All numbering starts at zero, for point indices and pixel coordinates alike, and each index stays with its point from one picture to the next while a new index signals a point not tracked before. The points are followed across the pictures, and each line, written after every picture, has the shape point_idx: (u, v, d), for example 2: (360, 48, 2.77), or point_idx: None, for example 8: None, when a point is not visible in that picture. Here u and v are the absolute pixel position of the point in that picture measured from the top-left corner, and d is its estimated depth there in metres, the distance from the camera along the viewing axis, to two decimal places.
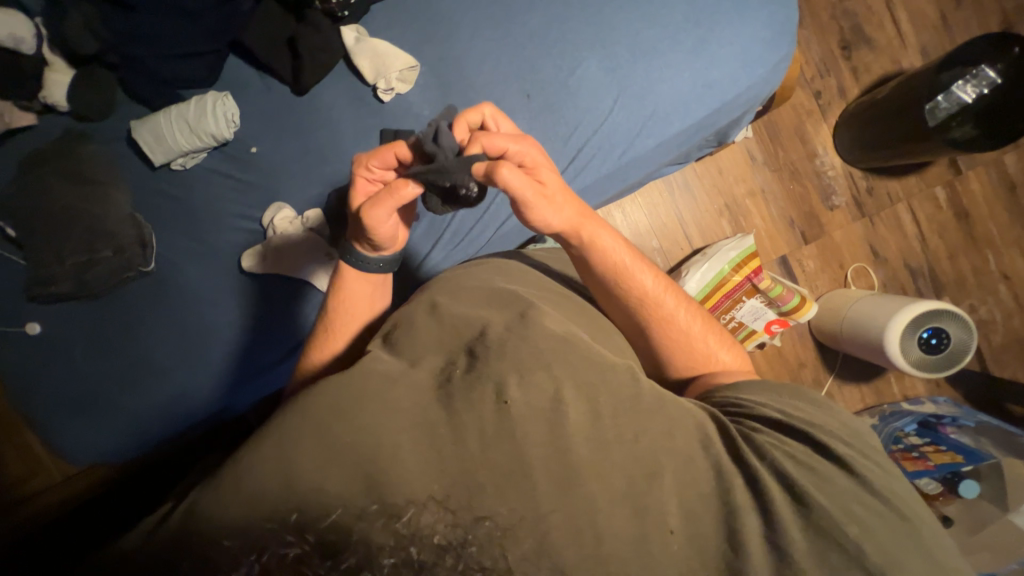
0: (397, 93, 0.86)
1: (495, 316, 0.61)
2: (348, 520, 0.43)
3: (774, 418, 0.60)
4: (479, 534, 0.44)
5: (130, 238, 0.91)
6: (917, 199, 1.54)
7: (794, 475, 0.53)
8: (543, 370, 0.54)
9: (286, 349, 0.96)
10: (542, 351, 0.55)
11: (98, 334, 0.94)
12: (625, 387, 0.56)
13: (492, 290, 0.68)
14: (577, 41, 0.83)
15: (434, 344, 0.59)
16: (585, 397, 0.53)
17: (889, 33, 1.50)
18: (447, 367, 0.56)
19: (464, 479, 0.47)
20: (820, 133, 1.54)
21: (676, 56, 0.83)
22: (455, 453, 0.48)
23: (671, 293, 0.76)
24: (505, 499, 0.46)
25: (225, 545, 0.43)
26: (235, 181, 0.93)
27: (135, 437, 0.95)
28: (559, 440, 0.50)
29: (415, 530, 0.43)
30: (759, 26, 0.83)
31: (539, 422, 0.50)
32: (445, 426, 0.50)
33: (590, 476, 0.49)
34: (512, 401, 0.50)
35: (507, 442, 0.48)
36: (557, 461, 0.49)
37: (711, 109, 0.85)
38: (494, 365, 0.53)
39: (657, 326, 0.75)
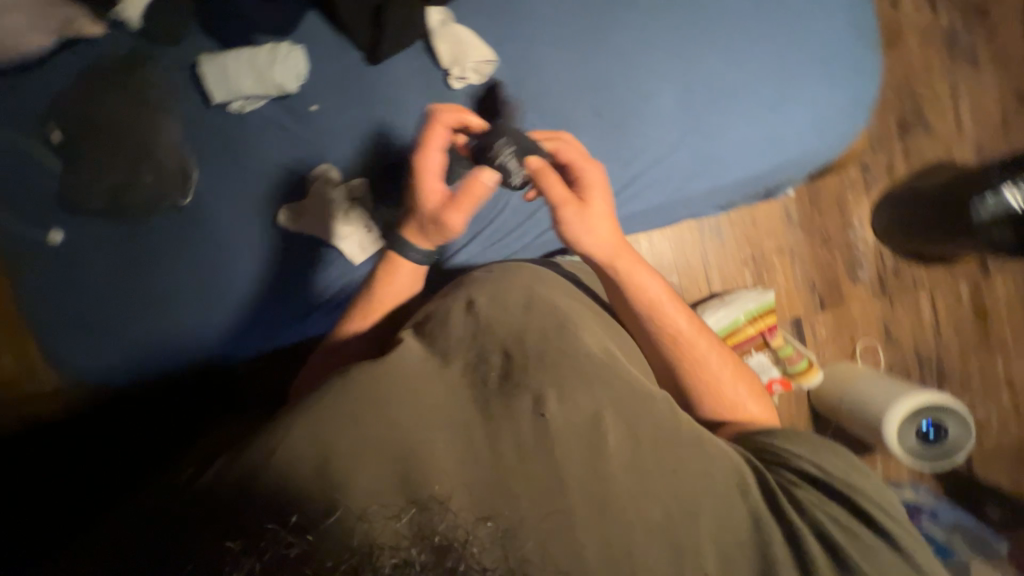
0: (469, 83, 0.86)
1: (532, 322, 0.61)
2: (353, 518, 0.42)
3: (808, 470, 0.61)
4: (484, 540, 0.42)
5: (174, 168, 0.92)
6: (940, 289, 1.55)
7: (825, 526, 0.55)
8: (585, 388, 0.55)
9: (309, 309, 0.96)
10: (582, 372, 0.56)
11: (120, 256, 0.94)
12: (662, 416, 0.56)
13: (532, 293, 0.66)
14: (658, 70, 0.83)
15: (467, 341, 0.59)
16: (624, 424, 0.54)
17: (948, 123, 1.51)
18: (479, 367, 0.56)
19: (496, 486, 0.47)
20: (860, 206, 1.54)
21: (752, 105, 0.83)
22: (489, 455, 0.48)
23: (701, 335, 0.76)
24: (540, 516, 0.46)
25: (225, 548, 0.40)
26: (288, 135, 0.92)
27: (137, 364, 0.94)
28: (597, 461, 0.50)
29: (421, 526, 0.41)
30: (838, 94, 0.83)
31: (577, 440, 0.51)
32: (482, 430, 0.50)
33: (628, 504, 0.49)
34: (550, 413, 0.51)
35: (544, 452, 0.49)
36: (591, 483, 0.49)
37: (773, 164, 0.85)
38: (533, 376, 0.54)
39: (688, 366, 0.75)
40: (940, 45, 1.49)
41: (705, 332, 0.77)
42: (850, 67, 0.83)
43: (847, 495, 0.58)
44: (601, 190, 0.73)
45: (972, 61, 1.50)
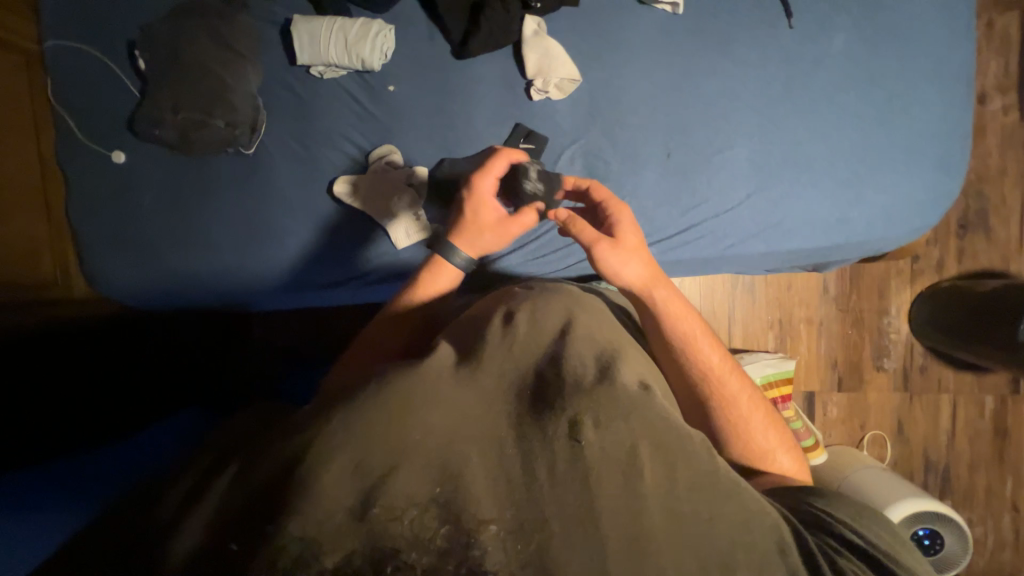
0: (548, 97, 0.86)
1: (570, 344, 0.59)
2: (358, 517, 0.44)
3: (856, 541, 0.57)
4: (483, 545, 0.46)
5: (245, 118, 0.92)
6: (964, 396, 1.51)
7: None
8: (623, 419, 0.52)
9: (344, 279, 0.98)
10: (618, 403, 0.53)
11: (175, 188, 0.96)
12: (702, 464, 0.53)
13: (571, 312, 0.64)
14: (739, 125, 0.82)
15: (501, 352, 0.57)
16: (661, 461, 0.52)
17: (1010, 231, 1.46)
18: (514, 381, 0.56)
19: (525, 504, 0.48)
20: (900, 295, 1.51)
21: (827, 179, 0.81)
22: (522, 476, 0.49)
23: (734, 375, 0.74)
24: (568, 538, 0.47)
25: (228, 549, 0.44)
26: (361, 109, 0.93)
27: (170, 297, 0.97)
28: (635, 499, 0.50)
29: (420, 535, 0.45)
30: (919, 187, 0.81)
31: (613, 471, 0.50)
32: (516, 447, 0.50)
33: (661, 540, 0.49)
34: (587, 443, 0.50)
35: (578, 480, 0.49)
36: (629, 524, 0.49)
37: (833, 243, 0.83)
38: (571, 399, 0.52)
39: (720, 408, 0.72)
40: (1020, 151, 1.44)
41: (738, 373, 0.75)
42: (935, 163, 0.81)
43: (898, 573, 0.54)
44: (631, 230, 0.77)
45: None
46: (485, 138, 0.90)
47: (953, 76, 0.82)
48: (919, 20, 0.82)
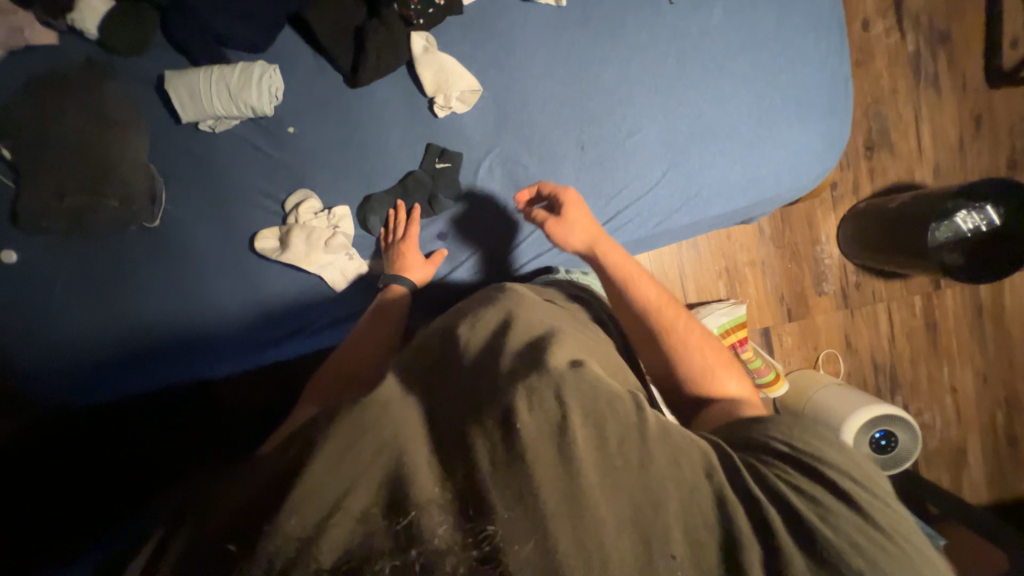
0: (453, 112, 0.85)
1: (508, 343, 0.60)
2: (350, 524, 0.44)
3: (779, 449, 0.57)
4: (485, 545, 0.43)
5: (140, 190, 0.86)
6: (896, 301, 1.65)
7: (811, 515, 0.50)
8: (553, 390, 0.51)
9: (292, 330, 0.93)
10: (550, 376, 0.52)
11: (85, 278, 0.88)
12: (628, 415, 0.53)
13: (510, 314, 0.67)
14: (641, 106, 0.84)
15: (440, 365, 0.59)
16: (591, 424, 0.50)
17: (910, 144, 1.57)
18: (456, 386, 0.55)
19: (482, 490, 0.46)
20: (827, 222, 1.61)
21: (732, 144, 0.85)
22: (472, 468, 0.47)
23: (666, 316, 0.75)
24: (525, 516, 0.45)
25: (227, 550, 0.44)
26: (265, 157, 0.89)
27: (103, 391, 0.88)
28: (568, 472, 0.47)
29: (415, 536, 0.43)
30: (813, 138, 0.86)
31: (545, 445, 0.47)
32: (457, 445, 0.48)
33: (595, 498, 0.46)
34: (524, 426, 0.48)
35: (515, 462, 0.46)
36: (563, 488, 0.46)
37: (750, 202, 0.87)
38: (507, 387, 0.51)
39: (662, 337, 0.75)
40: (907, 69, 1.54)
41: (673, 309, 0.77)
42: (824, 112, 0.86)
43: (831, 474, 0.54)
44: (576, 202, 0.78)
45: (935, 86, 1.56)
46: (401, 164, 0.88)
47: (828, 24, 0.86)
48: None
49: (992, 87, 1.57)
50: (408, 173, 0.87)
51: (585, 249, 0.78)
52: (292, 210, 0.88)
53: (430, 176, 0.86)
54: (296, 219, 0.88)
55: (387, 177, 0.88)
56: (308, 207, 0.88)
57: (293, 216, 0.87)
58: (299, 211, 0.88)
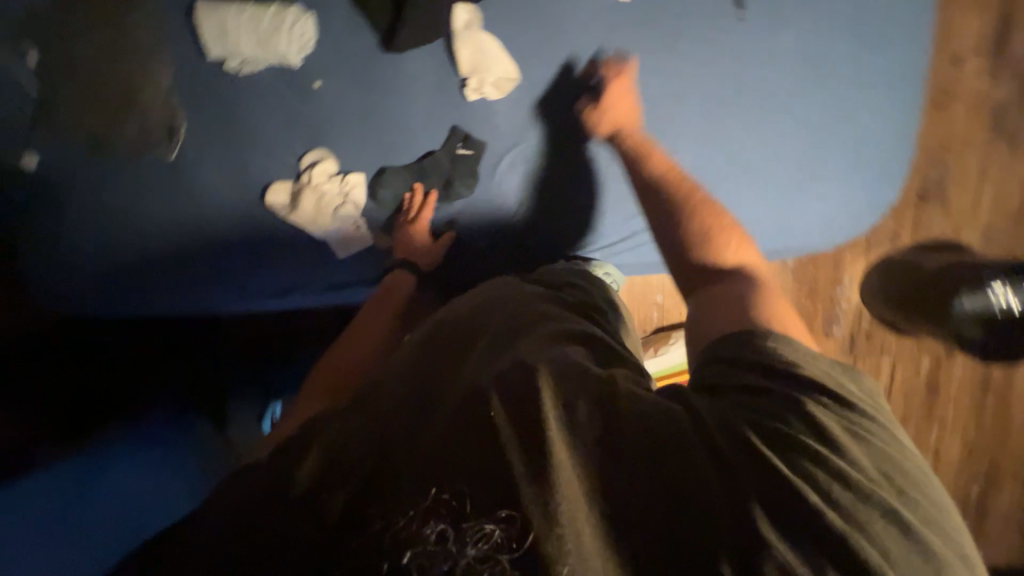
0: (485, 97, 0.81)
1: (486, 339, 0.60)
2: (349, 522, 0.45)
3: (747, 380, 0.55)
4: (484, 544, 0.43)
5: (161, 122, 0.86)
6: (903, 358, 1.61)
7: (809, 464, 0.49)
8: (519, 374, 0.51)
9: (293, 286, 0.93)
10: (523, 369, 0.52)
11: (98, 198, 0.89)
12: (594, 386, 0.52)
13: (496, 306, 0.67)
14: (682, 128, 0.79)
15: (419, 361, 0.59)
16: (556, 391, 0.51)
17: (966, 200, 1.47)
18: (433, 381, 0.55)
19: (469, 477, 0.45)
20: (854, 265, 1.54)
21: (769, 186, 0.80)
22: (455, 462, 0.46)
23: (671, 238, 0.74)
24: (514, 505, 0.44)
25: (234, 555, 0.46)
26: (288, 109, 0.86)
27: (114, 308, 0.93)
28: (543, 470, 0.45)
29: (415, 539, 0.43)
30: (855, 195, 0.80)
31: (516, 427, 0.47)
32: (437, 437, 0.48)
33: (559, 454, 0.46)
34: (500, 417, 0.48)
35: (493, 454, 0.46)
36: (536, 463, 0.46)
37: (772, 250, 0.83)
38: (483, 380, 0.52)
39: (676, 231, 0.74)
40: (987, 120, 1.41)
41: (682, 234, 0.73)
42: (872, 170, 0.80)
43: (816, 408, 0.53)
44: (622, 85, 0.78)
45: (1011, 143, 1.43)
46: (422, 142, 0.84)
47: (902, 76, 0.80)
48: (874, 17, 0.78)
49: None
50: (427, 154, 0.84)
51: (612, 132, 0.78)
52: (305, 170, 0.87)
53: (450, 161, 0.84)
54: (307, 180, 0.87)
55: (406, 154, 0.85)
56: (323, 170, 0.87)
57: (306, 178, 0.87)
58: (312, 173, 0.87)
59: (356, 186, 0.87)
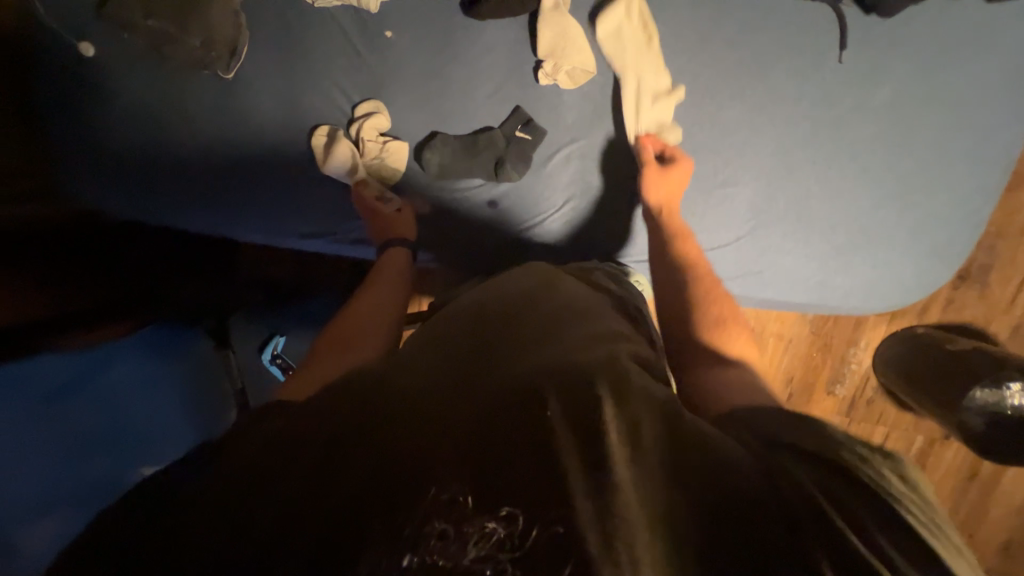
0: (556, 84, 0.79)
1: (523, 326, 0.56)
2: (338, 498, 0.40)
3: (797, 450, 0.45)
4: (484, 546, 0.35)
5: (223, 39, 0.83)
6: (898, 432, 1.54)
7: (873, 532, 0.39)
8: (553, 362, 0.47)
9: (321, 232, 0.92)
10: (561, 359, 0.48)
11: (145, 103, 0.87)
12: (631, 382, 0.46)
13: (538, 297, 0.63)
14: (751, 159, 0.76)
15: (454, 341, 0.55)
16: (586, 373, 0.45)
17: (1005, 292, 1.41)
18: (460, 360, 0.51)
19: (480, 459, 0.39)
20: (873, 330, 1.50)
21: (824, 240, 0.77)
22: (465, 441, 0.41)
23: (671, 284, 0.73)
24: (528, 496, 0.37)
25: (212, 531, 0.41)
26: (354, 54, 0.84)
27: (142, 213, 0.91)
28: (567, 459, 0.38)
29: (418, 535, 0.36)
30: (909, 268, 0.77)
31: (538, 404, 0.42)
32: (454, 415, 0.43)
33: (575, 436, 0.39)
34: (552, 410, 0.41)
35: (508, 436, 0.40)
36: (551, 445, 0.39)
37: (806, 304, 0.81)
38: (512, 368, 0.48)
39: (683, 287, 0.71)
40: None
41: (670, 273, 0.74)
42: (935, 248, 0.77)
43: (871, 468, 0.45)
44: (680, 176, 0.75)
45: None
46: (480, 117, 0.83)
47: (989, 156, 0.76)
48: (976, 90, 0.74)
49: None
50: (485, 130, 0.82)
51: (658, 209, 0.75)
52: (353, 123, 0.86)
53: (505, 140, 0.81)
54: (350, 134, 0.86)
55: (464, 125, 0.83)
56: (368, 124, 0.84)
57: (350, 132, 0.86)
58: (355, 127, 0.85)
59: (396, 148, 0.84)
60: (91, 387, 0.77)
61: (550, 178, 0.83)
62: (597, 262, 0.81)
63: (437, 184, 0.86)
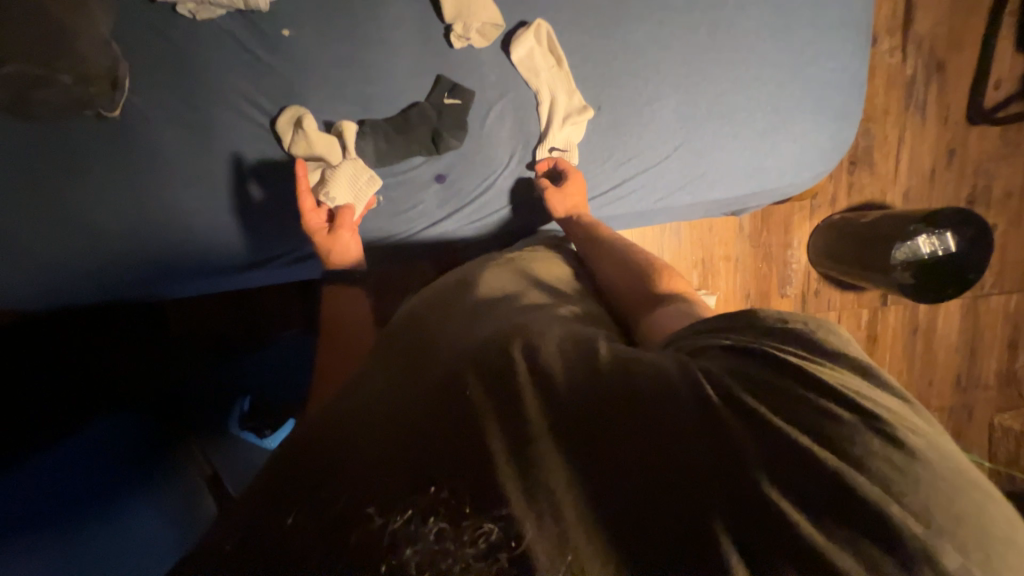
0: (471, 44, 0.82)
1: (461, 311, 0.55)
2: (327, 549, 0.35)
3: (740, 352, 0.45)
4: (483, 543, 0.35)
5: (100, 71, 0.73)
6: (847, 312, 1.67)
7: (771, 419, 0.39)
8: (492, 339, 0.47)
9: (267, 257, 0.88)
10: (500, 333, 0.48)
11: (23, 167, 0.76)
12: (576, 343, 0.48)
13: (466, 282, 0.63)
14: (665, 75, 0.87)
15: (395, 345, 0.52)
16: (519, 345, 0.45)
17: (889, 164, 1.59)
18: (404, 361, 0.48)
19: (458, 459, 0.38)
20: (800, 228, 1.61)
21: (746, 130, 0.91)
22: (436, 445, 0.39)
23: (596, 253, 0.78)
24: (517, 485, 0.37)
25: None
26: (255, 60, 0.79)
27: (60, 294, 0.82)
28: (537, 440, 0.39)
29: (416, 535, 0.35)
30: (820, 135, 0.94)
31: (490, 390, 0.41)
32: (416, 420, 0.40)
33: (534, 413, 0.40)
34: (474, 391, 0.41)
35: (476, 428, 0.39)
36: (511, 426, 0.40)
37: (751, 191, 0.95)
38: (460, 355, 0.46)
39: (606, 255, 0.77)
40: (902, 91, 1.53)
41: (591, 239, 0.80)
42: (836, 112, 0.93)
43: (785, 357, 0.43)
44: (577, 178, 0.86)
45: (921, 112, 1.55)
46: (405, 93, 0.83)
47: (841, 37, 0.91)
48: None
49: (971, 122, 1.58)
50: (412, 104, 0.83)
51: (567, 217, 0.85)
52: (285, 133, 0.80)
53: (436, 110, 0.83)
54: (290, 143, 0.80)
55: (400, 102, 0.83)
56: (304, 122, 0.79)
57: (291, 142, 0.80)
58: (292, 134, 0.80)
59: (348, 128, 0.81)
60: (49, 484, 0.68)
61: (495, 137, 0.86)
62: (540, 236, 0.88)
63: (383, 159, 0.83)
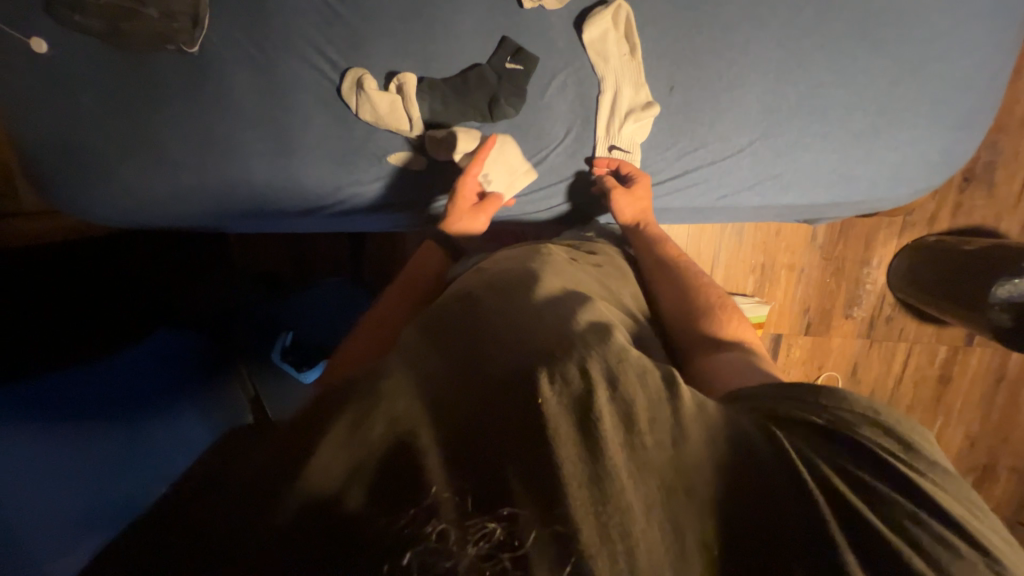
0: (542, 6, 0.78)
1: (524, 301, 0.51)
2: (334, 513, 0.33)
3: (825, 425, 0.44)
4: (483, 544, 0.32)
5: (183, 8, 0.78)
6: (920, 345, 1.50)
7: (861, 508, 0.38)
8: (561, 342, 0.43)
9: (316, 206, 0.90)
10: (566, 335, 0.44)
11: (109, 91, 0.81)
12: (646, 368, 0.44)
13: (525, 272, 0.60)
14: (755, 58, 0.78)
15: (452, 318, 0.49)
16: (597, 358, 0.41)
17: (1013, 186, 1.36)
18: (459, 341, 0.45)
19: (490, 459, 0.36)
20: (884, 246, 1.43)
21: (840, 131, 0.80)
22: (470, 440, 0.37)
23: (659, 272, 0.74)
24: (537, 494, 0.34)
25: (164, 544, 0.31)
26: (326, 7, 0.79)
27: (137, 215, 0.87)
28: (587, 454, 0.36)
29: (421, 532, 0.32)
30: (930, 147, 0.81)
31: (555, 396, 0.38)
32: (459, 411, 0.38)
33: (594, 426, 0.37)
34: (546, 398, 0.37)
35: (520, 432, 0.36)
36: (570, 434, 0.36)
37: (830, 201, 0.85)
38: (524, 350, 0.42)
39: (673, 278, 0.73)
40: None
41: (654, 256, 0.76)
42: (956, 119, 0.80)
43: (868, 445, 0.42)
44: (645, 183, 0.81)
45: None
46: (468, 53, 0.80)
47: (979, 31, 0.77)
48: None
49: None
50: (473, 66, 0.80)
51: (635, 226, 0.80)
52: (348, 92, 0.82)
53: (496, 75, 0.79)
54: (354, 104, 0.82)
55: (461, 62, 0.80)
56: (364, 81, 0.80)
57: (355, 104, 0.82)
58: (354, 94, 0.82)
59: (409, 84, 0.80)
60: (93, 391, 0.72)
61: (555, 110, 0.82)
62: (584, 229, 0.84)
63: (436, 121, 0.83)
